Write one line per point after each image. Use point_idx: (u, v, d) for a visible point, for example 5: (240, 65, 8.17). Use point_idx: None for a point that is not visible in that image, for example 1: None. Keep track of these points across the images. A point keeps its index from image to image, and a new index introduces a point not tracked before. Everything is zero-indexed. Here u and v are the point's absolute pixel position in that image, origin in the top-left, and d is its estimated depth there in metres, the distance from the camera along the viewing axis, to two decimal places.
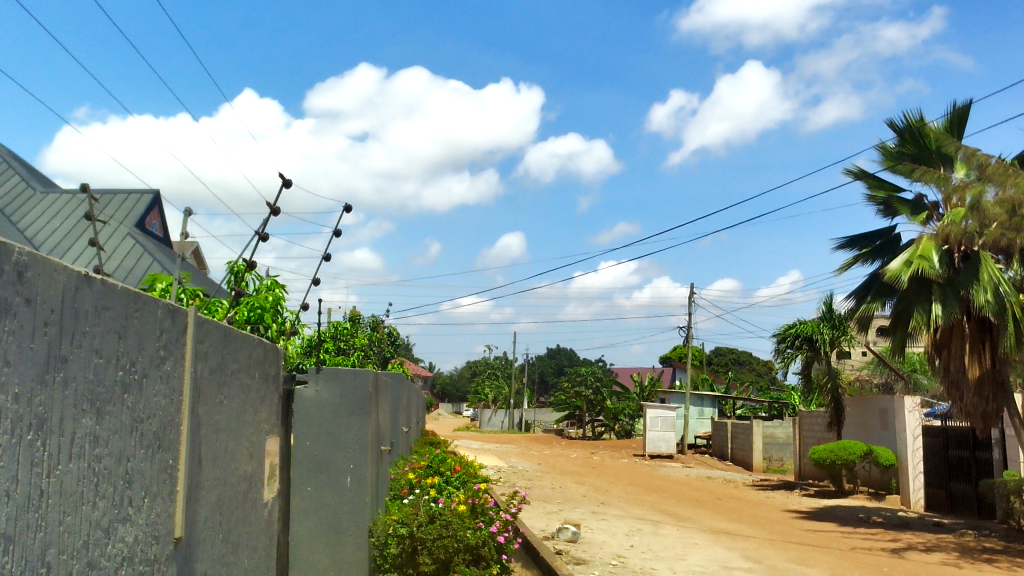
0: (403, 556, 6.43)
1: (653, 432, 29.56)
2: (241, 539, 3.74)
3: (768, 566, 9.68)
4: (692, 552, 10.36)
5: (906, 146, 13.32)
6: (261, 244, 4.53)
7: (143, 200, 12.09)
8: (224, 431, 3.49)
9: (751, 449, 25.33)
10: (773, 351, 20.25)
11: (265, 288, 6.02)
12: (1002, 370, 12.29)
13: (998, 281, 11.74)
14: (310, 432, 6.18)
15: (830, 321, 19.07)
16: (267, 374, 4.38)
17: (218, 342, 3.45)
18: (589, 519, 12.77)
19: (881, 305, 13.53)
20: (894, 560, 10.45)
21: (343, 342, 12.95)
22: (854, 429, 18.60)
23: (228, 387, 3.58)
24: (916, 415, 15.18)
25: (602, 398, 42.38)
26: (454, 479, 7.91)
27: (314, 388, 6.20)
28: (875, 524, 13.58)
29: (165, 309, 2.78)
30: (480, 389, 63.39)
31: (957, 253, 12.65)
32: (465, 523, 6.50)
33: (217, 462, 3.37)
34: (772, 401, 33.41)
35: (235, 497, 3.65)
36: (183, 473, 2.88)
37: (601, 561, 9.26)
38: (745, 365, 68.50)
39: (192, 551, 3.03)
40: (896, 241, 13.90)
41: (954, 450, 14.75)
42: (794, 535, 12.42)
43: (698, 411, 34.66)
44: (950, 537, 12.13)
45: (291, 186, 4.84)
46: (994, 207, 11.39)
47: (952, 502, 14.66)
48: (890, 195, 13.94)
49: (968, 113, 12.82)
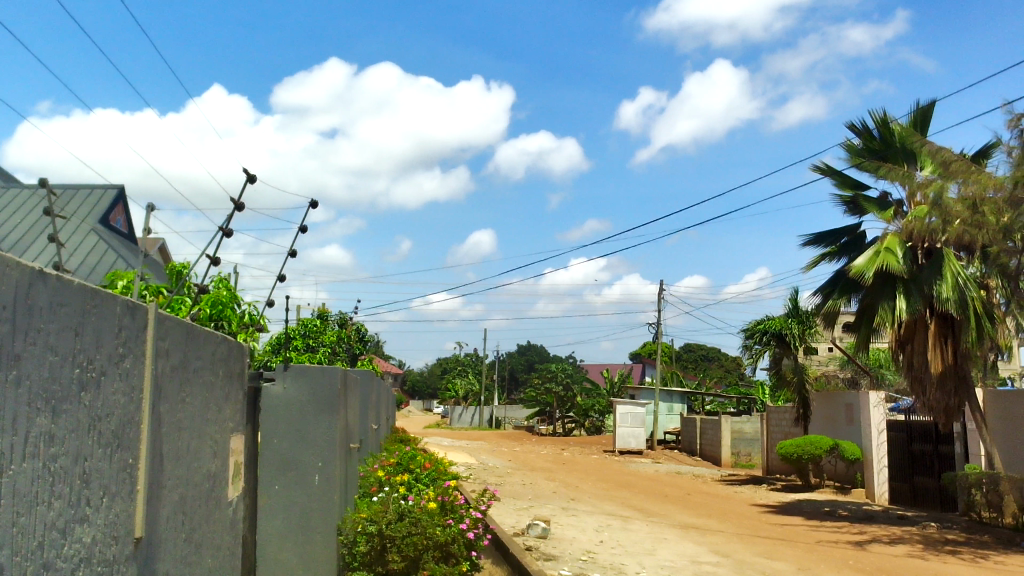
0: (372, 554, 6.37)
1: (623, 428, 29.72)
2: (205, 539, 3.70)
3: (736, 560, 9.75)
4: (662, 547, 10.39)
5: (873, 144, 13.47)
6: (225, 240, 4.47)
7: (107, 194, 11.85)
8: (187, 429, 3.45)
9: (720, 444, 25.56)
10: (741, 346, 20.42)
11: (229, 288, 5.97)
12: (964, 365, 12.52)
13: (962, 279, 11.97)
14: (277, 431, 6.12)
15: (797, 317, 19.31)
16: (231, 372, 4.32)
17: (180, 340, 3.39)
18: (558, 515, 12.84)
19: (846, 301, 13.71)
20: (859, 553, 10.57)
21: (312, 339, 12.91)
22: (821, 424, 18.82)
23: (190, 386, 3.52)
24: (880, 411, 15.68)
25: (572, 395, 42.28)
26: (424, 476, 7.89)
27: (281, 386, 6.13)
28: (841, 517, 13.76)
29: (124, 306, 2.73)
30: (450, 386, 63.25)
31: (920, 251, 12.88)
32: (435, 520, 6.50)
33: (178, 460, 3.31)
34: (740, 397, 33.76)
35: (198, 496, 3.61)
36: (144, 472, 2.83)
37: (570, 557, 9.26)
38: (715, 361, 69.17)
39: (153, 550, 2.98)
40: (862, 238, 14.10)
41: (917, 444, 14.98)
42: (760, 529, 12.56)
43: (668, 407, 34.99)
44: (914, 530, 12.32)
45: (256, 180, 4.75)
46: (956, 204, 11.45)
47: (915, 495, 14.93)
48: (856, 192, 14.14)
49: (932, 111, 13.03)
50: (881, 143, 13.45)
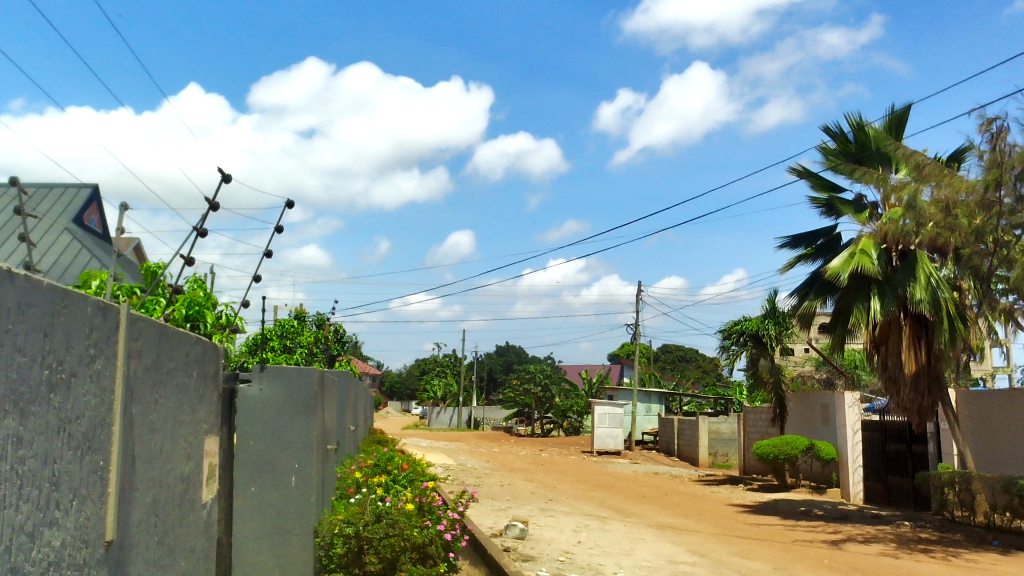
0: (349, 555, 6.34)
1: (601, 428, 29.79)
2: (178, 542, 3.66)
3: (713, 560, 9.80)
4: (639, 547, 10.42)
5: (848, 147, 13.60)
6: (199, 240, 4.44)
7: (81, 193, 11.69)
8: (160, 432, 3.41)
9: (697, 444, 25.69)
10: (719, 347, 20.54)
11: (204, 289, 5.91)
12: (937, 366, 12.68)
13: (933, 281, 12.17)
14: (253, 432, 6.06)
15: (774, 318, 19.44)
16: (205, 373, 4.28)
17: (153, 340, 3.36)
18: (537, 516, 12.84)
19: (822, 302, 13.83)
20: (834, 552, 10.67)
21: (289, 340, 12.82)
22: (797, 425, 18.98)
23: (163, 387, 3.49)
24: (855, 410, 15.80)
25: (551, 395, 42.32)
26: (402, 477, 7.88)
27: (258, 387, 6.06)
28: (816, 517, 13.87)
29: (95, 306, 2.70)
30: (428, 387, 63.11)
31: (895, 253, 13.03)
32: (412, 521, 6.47)
33: (151, 462, 3.28)
34: (718, 397, 33.96)
35: (171, 499, 3.58)
36: (115, 475, 2.80)
37: (548, 558, 9.27)
38: (692, 362, 69.57)
39: (124, 554, 2.95)
40: (838, 240, 14.23)
41: (891, 444, 15.14)
42: (737, 529, 12.63)
43: (646, 407, 35.13)
44: (888, 529, 12.44)
45: (231, 179, 4.72)
46: (929, 207, 11.57)
47: (889, 494, 15.09)
48: (832, 195, 14.27)
49: (906, 115, 13.18)
50: (856, 146, 13.59)
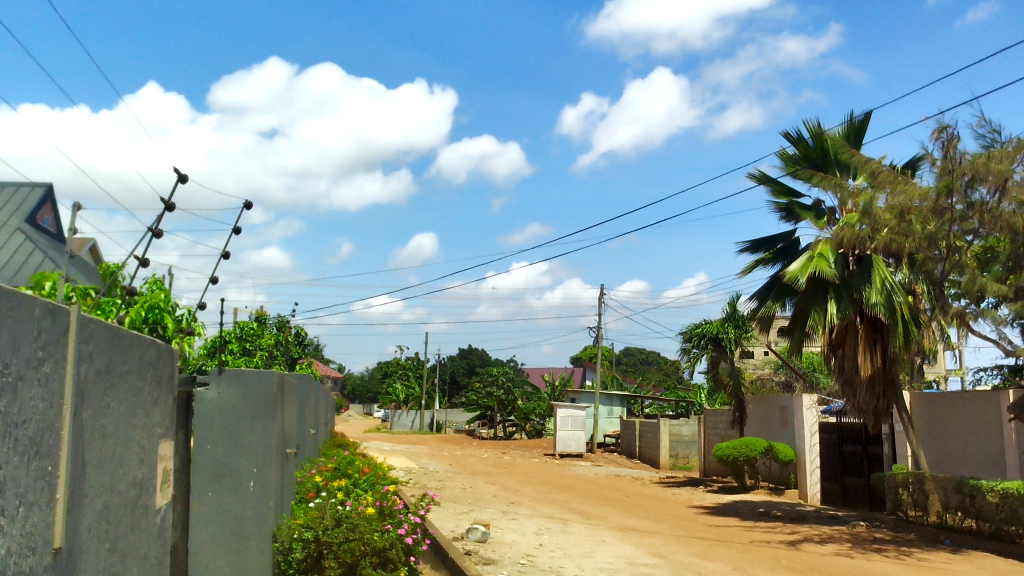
0: (308, 561, 6.25)
1: (563, 431, 29.85)
2: (130, 548, 3.59)
3: (673, 561, 9.90)
4: (600, 549, 10.46)
5: (808, 152, 13.83)
6: (154, 241, 4.36)
7: None
8: (112, 436, 3.36)
9: (658, 446, 25.90)
10: (680, 350, 20.73)
11: (162, 291, 5.81)
12: (891, 369, 12.91)
13: (889, 285, 12.40)
14: (211, 436, 5.98)
15: (733, 321, 19.66)
16: (159, 376, 4.21)
17: (106, 343, 3.30)
18: (498, 519, 12.83)
19: (781, 305, 14.03)
20: (791, 552, 10.82)
21: (248, 342, 12.66)
22: (756, 427, 19.22)
23: (115, 391, 3.42)
24: (814, 412, 15.94)
25: (513, 398, 42.32)
26: (363, 481, 7.85)
27: (216, 390, 5.99)
28: (774, 518, 14.06)
29: (44, 308, 2.64)
30: (391, 390, 62.75)
31: (851, 258, 13.27)
32: (373, 526, 6.43)
33: (102, 467, 3.22)
34: (679, 400, 34.24)
35: (124, 504, 3.52)
36: (64, 481, 2.74)
37: (509, 560, 9.27)
38: (653, 365, 70.15)
39: (73, 561, 2.89)
40: (797, 245, 14.44)
41: (848, 445, 15.41)
42: (697, 530, 12.74)
43: (608, 410, 35.32)
44: (844, 529, 12.66)
45: (187, 179, 4.65)
46: (884, 213, 11.77)
47: (845, 494, 15.35)
48: (791, 200, 14.48)
49: (864, 122, 13.44)
50: (816, 152, 13.83)
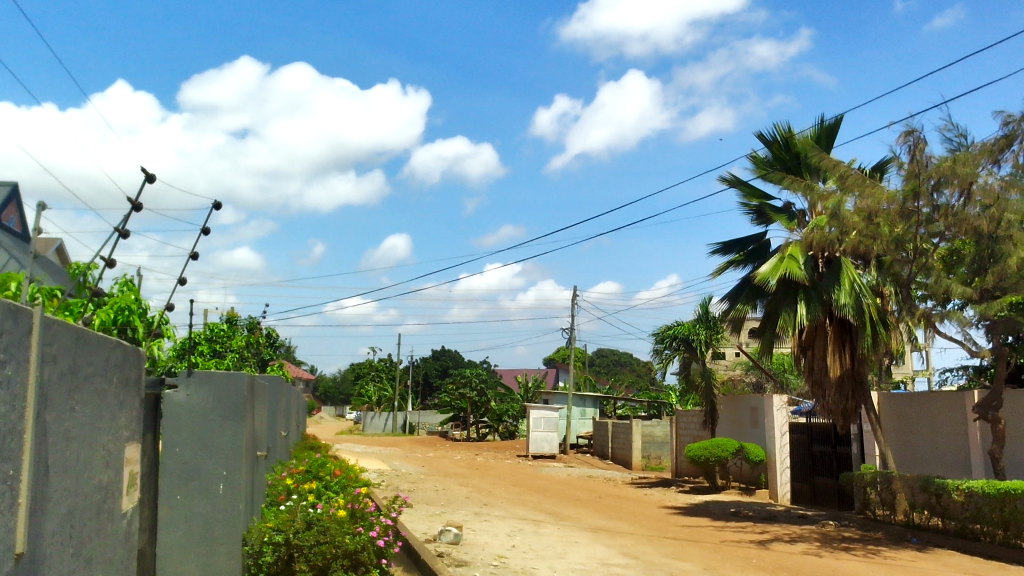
0: (279, 564, 6.19)
1: (536, 433, 29.87)
2: (95, 553, 3.54)
3: (644, 561, 9.94)
4: (572, 550, 10.48)
5: (781, 155, 13.99)
6: (120, 241, 4.30)
7: None
8: (76, 439, 3.31)
9: (631, 447, 26.00)
10: (652, 351, 20.83)
11: (131, 292, 5.74)
12: (860, 370, 13.09)
13: (858, 288, 12.57)
14: (179, 439, 5.89)
15: (705, 323, 19.77)
16: (126, 378, 4.15)
17: (69, 345, 3.24)
18: (471, 521, 12.81)
19: (752, 307, 14.16)
20: (761, 551, 10.92)
21: (218, 344, 12.51)
22: (727, 427, 19.36)
23: (80, 393, 3.37)
24: (782, 414, 16.23)
25: (486, 400, 42.27)
26: (334, 483, 7.81)
27: (184, 393, 5.86)
28: (745, 518, 14.18)
29: (6, 309, 2.60)
30: (363, 392, 62.42)
31: (820, 259, 13.29)
32: (344, 529, 6.43)
33: (66, 471, 3.17)
34: (651, 401, 34.40)
35: (89, 508, 3.46)
36: (28, 485, 2.70)
37: (482, 562, 9.26)
38: (626, 367, 70.43)
39: (35, 567, 2.84)
40: (767, 246, 14.57)
41: (817, 445, 15.58)
42: (668, 531, 12.81)
43: (580, 411, 35.39)
44: (813, 528, 12.80)
45: (155, 179, 4.59)
46: (852, 216, 11.87)
47: (815, 494, 15.51)
48: (763, 202, 14.63)
49: (834, 126, 13.62)
50: (788, 154, 14.00)
